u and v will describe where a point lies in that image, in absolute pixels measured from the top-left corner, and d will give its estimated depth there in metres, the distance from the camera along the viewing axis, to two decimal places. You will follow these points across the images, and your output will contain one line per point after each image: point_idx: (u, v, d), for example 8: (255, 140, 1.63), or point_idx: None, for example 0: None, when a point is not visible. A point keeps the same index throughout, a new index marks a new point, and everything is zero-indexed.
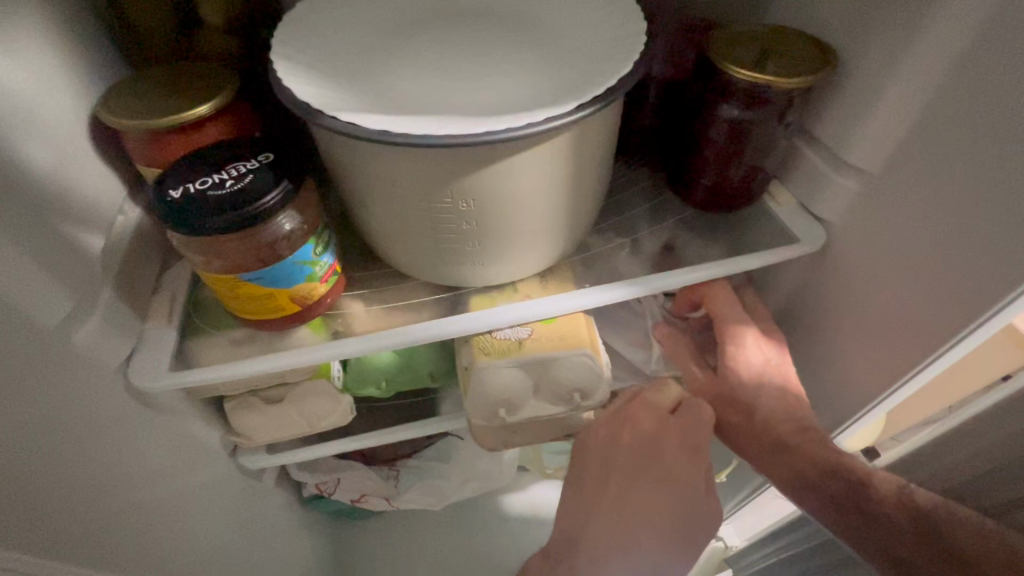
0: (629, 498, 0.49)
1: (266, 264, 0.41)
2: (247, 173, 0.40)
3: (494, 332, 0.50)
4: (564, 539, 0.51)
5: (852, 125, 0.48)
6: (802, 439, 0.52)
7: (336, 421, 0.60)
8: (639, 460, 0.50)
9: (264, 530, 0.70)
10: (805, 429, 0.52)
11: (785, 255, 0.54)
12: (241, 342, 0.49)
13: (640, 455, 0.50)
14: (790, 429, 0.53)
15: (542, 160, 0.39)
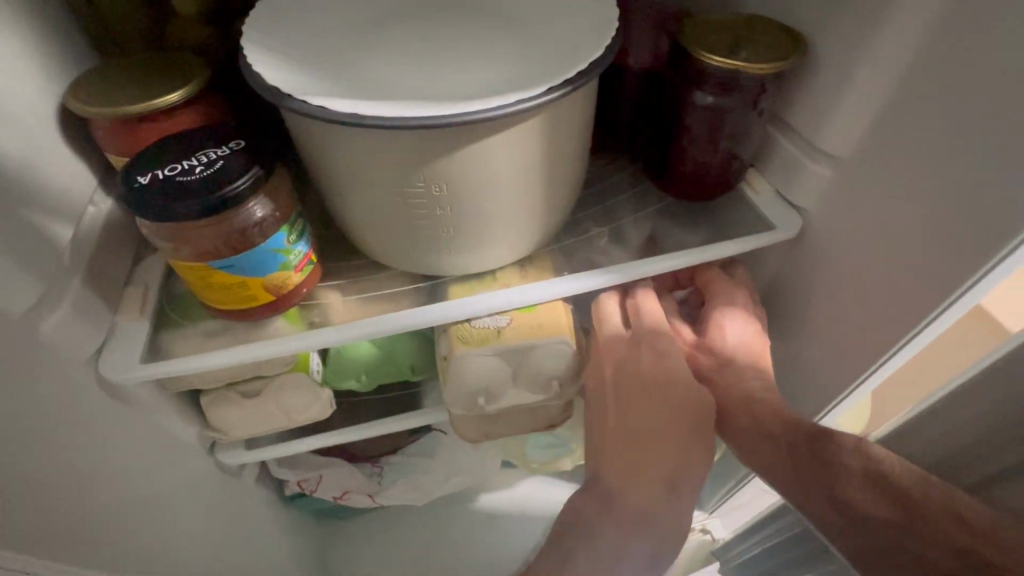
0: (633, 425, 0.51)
1: (237, 251, 0.40)
2: (217, 159, 0.40)
3: (472, 321, 0.49)
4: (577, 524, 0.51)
5: (823, 112, 0.49)
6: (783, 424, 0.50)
7: (316, 415, 0.60)
8: (631, 390, 0.52)
9: (245, 529, 0.69)
10: (785, 416, 0.51)
11: (762, 242, 0.54)
12: (216, 333, 0.49)
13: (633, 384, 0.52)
14: (770, 414, 0.51)
15: (517, 143, 0.39)
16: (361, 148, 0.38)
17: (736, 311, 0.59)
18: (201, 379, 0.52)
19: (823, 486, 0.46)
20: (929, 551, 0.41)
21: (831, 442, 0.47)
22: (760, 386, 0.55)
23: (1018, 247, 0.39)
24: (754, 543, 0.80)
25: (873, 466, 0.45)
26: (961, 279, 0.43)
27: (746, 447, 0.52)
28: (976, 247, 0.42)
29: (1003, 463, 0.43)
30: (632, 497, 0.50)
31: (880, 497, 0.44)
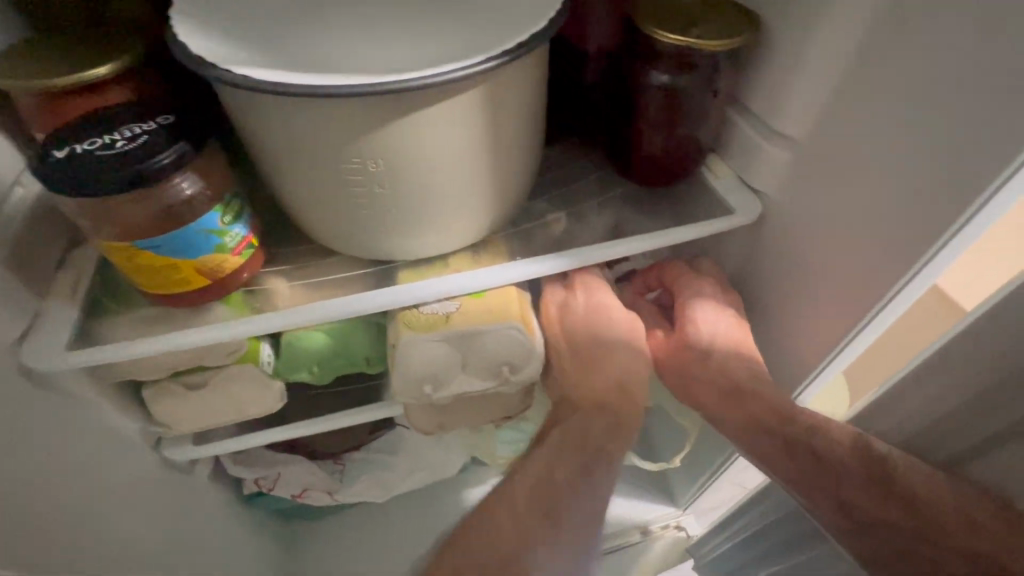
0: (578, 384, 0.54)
1: (163, 230, 0.38)
2: (140, 134, 0.38)
3: (420, 306, 0.47)
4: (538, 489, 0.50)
5: (779, 91, 0.48)
6: (790, 425, 0.52)
7: (265, 408, 0.57)
8: (579, 356, 0.55)
9: (197, 529, 0.67)
10: (788, 416, 0.52)
11: (721, 227, 0.53)
12: (151, 319, 0.46)
13: (580, 350, 0.55)
14: (775, 418, 0.53)
15: (456, 116, 0.38)
16: (293, 122, 0.37)
17: (705, 303, 0.57)
18: (140, 370, 0.50)
19: (828, 487, 0.49)
20: (930, 550, 0.46)
21: (832, 442, 0.50)
22: (747, 374, 0.56)
23: (970, 218, 0.39)
24: (726, 538, 0.79)
25: (874, 464, 0.47)
26: (916, 254, 0.43)
27: (745, 441, 0.54)
28: (932, 222, 0.41)
29: (977, 435, 0.44)
30: (578, 452, 0.51)
31: (885, 497, 0.47)
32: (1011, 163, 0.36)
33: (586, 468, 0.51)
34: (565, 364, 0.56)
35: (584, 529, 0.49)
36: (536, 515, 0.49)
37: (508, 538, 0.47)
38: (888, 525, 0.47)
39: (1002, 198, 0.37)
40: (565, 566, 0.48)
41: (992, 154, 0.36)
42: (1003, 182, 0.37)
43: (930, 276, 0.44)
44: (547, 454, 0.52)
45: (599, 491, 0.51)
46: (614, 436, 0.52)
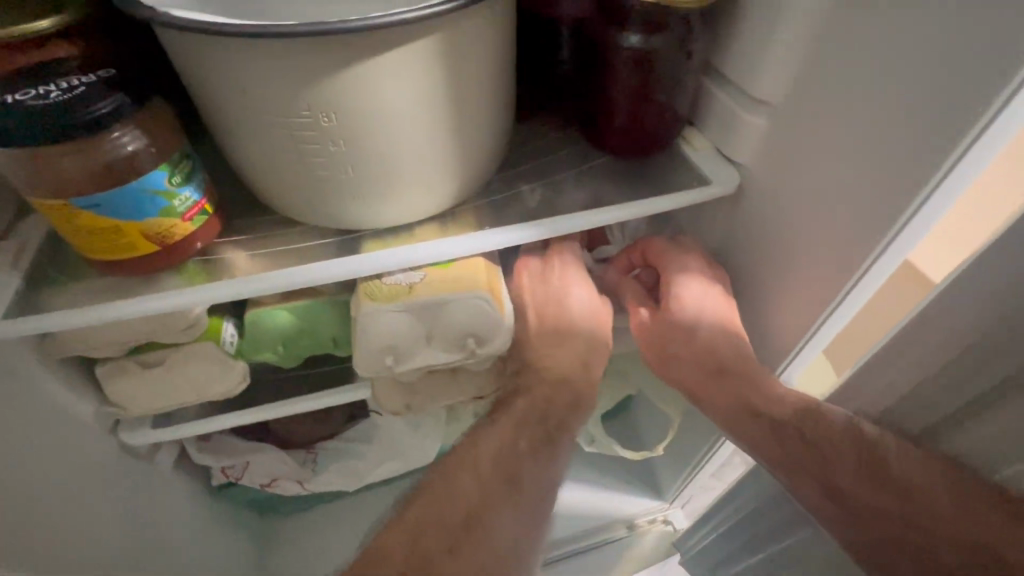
0: (541, 361, 0.54)
1: (103, 188, 0.36)
2: (79, 86, 0.36)
3: (384, 276, 0.46)
4: (501, 456, 0.49)
5: (753, 54, 0.46)
6: (778, 407, 0.51)
7: (227, 390, 0.55)
8: (550, 332, 0.54)
9: (160, 520, 0.64)
10: (777, 398, 0.51)
11: (698, 197, 0.51)
12: (97, 289, 0.44)
13: (551, 327, 0.54)
14: (763, 400, 0.52)
15: (412, 67, 0.36)
16: (237, 71, 0.35)
17: (690, 279, 0.55)
18: (91, 346, 0.47)
19: (816, 472, 0.48)
20: (931, 543, 0.43)
21: (822, 424, 0.48)
22: (735, 356, 0.54)
23: (950, 170, 0.37)
24: (711, 530, 0.77)
25: (866, 450, 0.46)
26: (895, 216, 0.41)
27: (733, 424, 0.53)
28: (909, 180, 0.40)
29: (948, 408, 0.42)
30: (540, 423, 0.51)
31: (879, 484, 0.45)
32: (988, 109, 0.34)
33: (546, 440, 0.51)
34: (535, 338, 0.54)
35: (545, 497, 0.49)
36: (498, 478, 0.48)
37: (471, 501, 0.47)
38: (881, 513, 0.46)
39: (982, 146, 0.36)
40: (524, 532, 0.47)
41: (966, 104, 0.35)
42: (981, 129, 0.35)
43: (913, 236, 0.42)
44: (510, 421, 0.51)
45: (558, 460, 0.51)
46: (577, 411, 0.53)
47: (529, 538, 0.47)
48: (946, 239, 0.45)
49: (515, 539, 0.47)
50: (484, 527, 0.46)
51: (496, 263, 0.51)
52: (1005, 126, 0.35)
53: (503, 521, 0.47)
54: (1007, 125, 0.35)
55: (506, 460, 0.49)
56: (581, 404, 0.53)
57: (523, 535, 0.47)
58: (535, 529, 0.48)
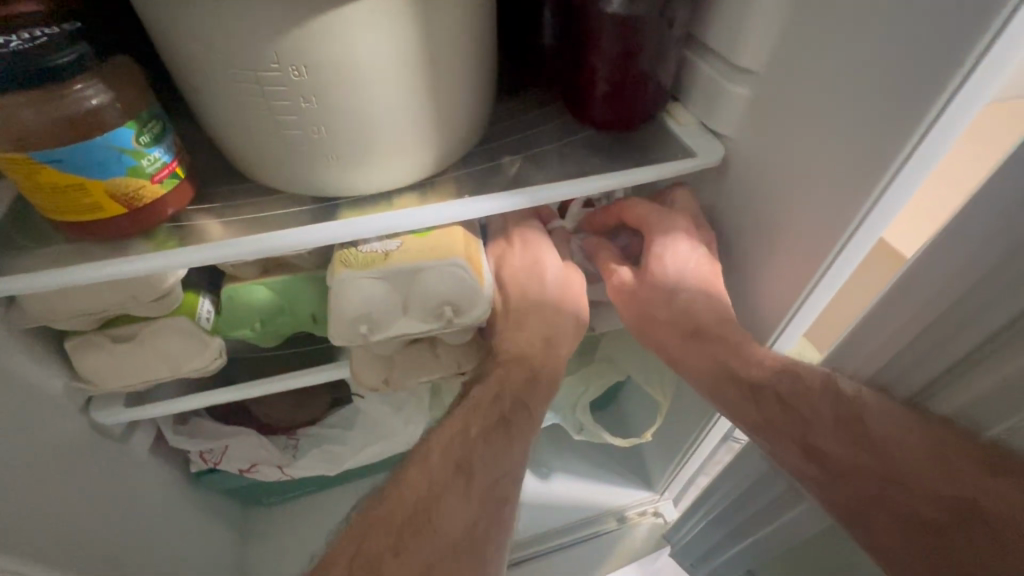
0: (504, 345, 0.53)
1: (66, 142, 0.35)
2: (42, 37, 0.34)
3: (359, 245, 0.47)
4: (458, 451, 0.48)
5: (734, 22, 0.46)
6: (757, 369, 0.49)
7: (202, 368, 0.54)
8: (514, 315, 0.53)
9: (133, 505, 0.63)
10: (756, 359, 0.49)
11: (682, 168, 0.51)
12: (63, 253, 0.43)
13: (515, 311, 0.53)
14: (741, 362, 0.49)
15: (381, 21, 0.35)
16: (201, 22, 0.34)
17: (678, 238, 0.53)
18: (56, 316, 0.46)
19: (795, 433, 0.46)
20: (917, 504, 0.41)
21: (801, 384, 0.47)
22: (714, 319, 0.52)
23: (926, 134, 0.37)
24: (699, 519, 0.75)
25: (845, 406, 0.44)
26: (873, 182, 0.41)
27: (711, 387, 0.51)
28: (887, 144, 0.39)
29: (931, 373, 0.41)
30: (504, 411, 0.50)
31: (858, 443, 0.43)
32: (962, 67, 0.33)
33: (500, 425, 0.50)
34: (511, 307, 0.53)
35: (499, 482, 0.48)
36: (448, 468, 0.47)
37: (419, 493, 0.47)
38: (862, 473, 0.43)
39: (958, 106, 0.35)
40: (476, 519, 0.46)
41: (941, 60, 0.34)
42: (956, 88, 0.34)
43: (893, 203, 0.42)
44: (464, 411, 0.51)
45: (518, 444, 0.50)
46: (533, 392, 0.51)
47: (481, 525, 0.46)
48: (915, 214, 0.46)
49: (465, 526, 0.46)
50: (433, 520, 0.45)
51: (474, 234, 0.51)
52: (980, 84, 0.34)
53: (452, 509, 0.46)
54: (982, 82, 0.34)
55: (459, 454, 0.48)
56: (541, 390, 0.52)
57: (475, 524, 0.46)
58: (491, 515, 0.47)
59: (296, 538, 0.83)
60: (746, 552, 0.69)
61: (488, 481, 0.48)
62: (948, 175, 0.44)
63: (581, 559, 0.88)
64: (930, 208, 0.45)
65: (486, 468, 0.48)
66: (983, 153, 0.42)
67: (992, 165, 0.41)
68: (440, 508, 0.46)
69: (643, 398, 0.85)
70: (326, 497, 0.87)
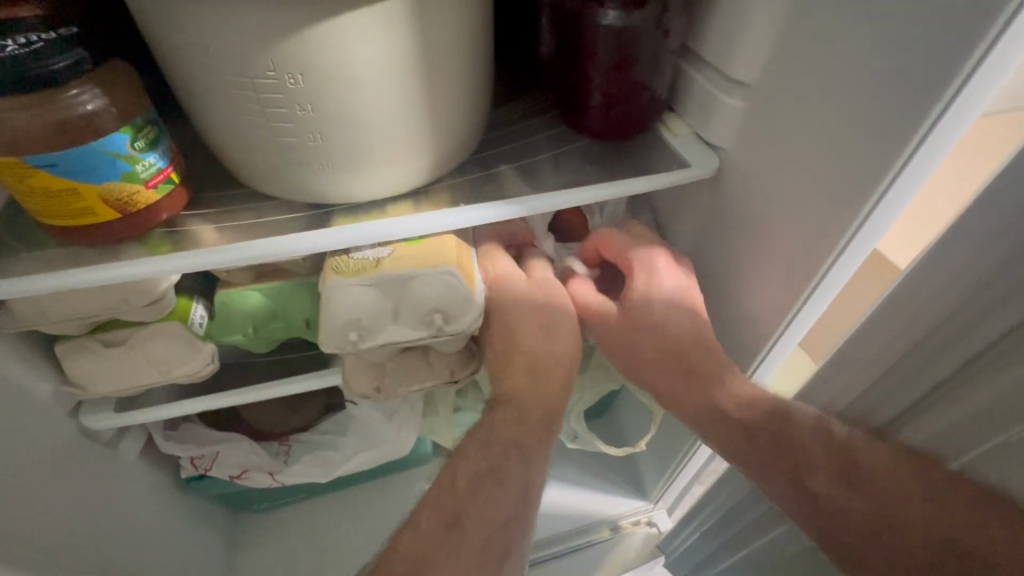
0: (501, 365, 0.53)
1: (59, 146, 0.35)
2: (37, 41, 0.33)
3: (351, 253, 0.48)
4: (448, 501, 0.48)
5: (728, 37, 0.46)
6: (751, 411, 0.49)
7: (193, 373, 0.53)
8: (507, 335, 0.53)
9: (122, 512, 0.62)
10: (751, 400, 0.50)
11: (676, 178, 0.51)
12: (55, 257, 0.43)
13: (508, 335, 0.53)
14: (737, 403, 0.50)
15: (377, 28, 0.36)
16: (196, 26, 0.34)
17: (668, 276, 0.55)
18: (48, 319, 0.46)
19: (793, 478, 0.47)
20: (915, 549, 0.41)
21: (794, 426, 0.47)
22: (706, 357, 0.52)
23: (916, 149, 0.37)
24: (694, 528, 0.75)
25: (837, 445, 0.45)
26: (864, 198, 0.41)
27: (704, 427, 0.52)
28: (880, 156, 0.39)
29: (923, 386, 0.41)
30: (495, 458, 0.50)
31: (852, 486, 0.44)
32: (953, 82, 0.34)
33: (489, 475, 0.49)
34: (499, 319, 0.53)
35: (493, 535, 0.48)
36: (438, 521, 0.47)
37: (409, 563, 0.45)
38: (860, 514, 0.44)
39: (949, 121, 0.35)
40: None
41: (934, 75, 0.34)
42: (947, 103, 0.34)
43: (881, 222, 0.42)
44: (457, 461, 0.50)
45: (510, 491, 0.49)
46: (524, 431, 0.51)
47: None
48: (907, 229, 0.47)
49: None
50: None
51: (466, 241, 0.51)
52: (968, 101, 0.34)
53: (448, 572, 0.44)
54: (971, 98, 0.34)
55: (450, 504, 0.48)
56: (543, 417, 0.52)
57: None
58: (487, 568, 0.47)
59: (287, 545, 0.82)
60: (739, 564, 0.69)
61: (484, 523, 0.47)
62: (942, 191, 0.44)
63: (574, 568, 0.87)
64: (921, 222, 0.46)
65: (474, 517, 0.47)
66: (977, 168, 0.43)
67: (984, 177, 0.42)
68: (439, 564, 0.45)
69: (637, 407, 0.85)
70: (318, 504, 0.86)
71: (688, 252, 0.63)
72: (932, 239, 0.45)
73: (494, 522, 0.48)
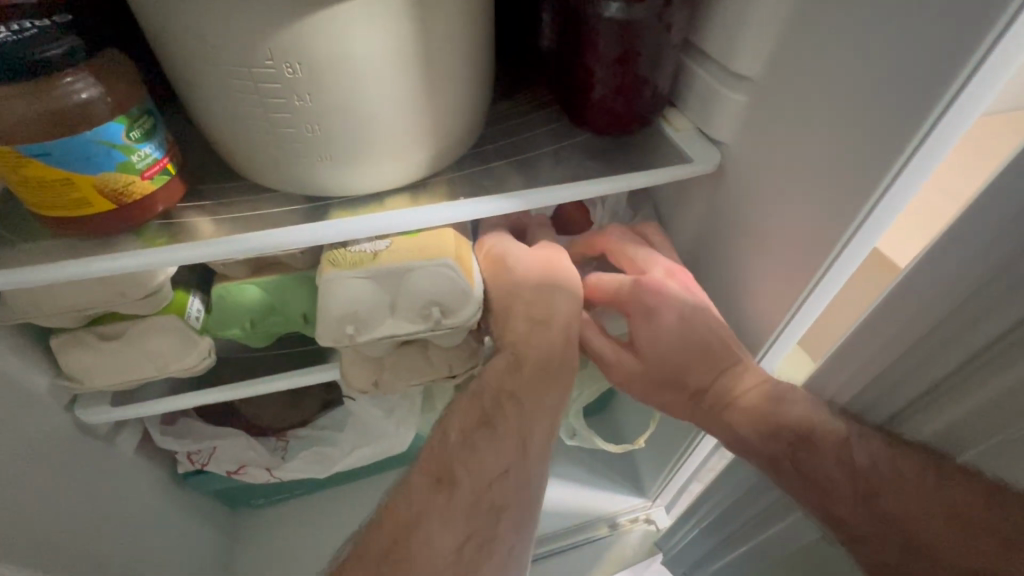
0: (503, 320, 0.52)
1: (53, 135, 0.35)
2: (32, 29, 0.33)
3: (349, 246, 0.47)
4: (438, 455, 0.49)
5: (732, 29, 0.46)
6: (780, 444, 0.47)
7: (191, 367, 0.53)
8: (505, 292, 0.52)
9: (119, 507, 0.62)
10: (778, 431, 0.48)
11: (678, 173, 0.51)
12: (51, 248, 0.42)
13: (504, 291, 0.52)
14: (762, 435, 0.48)
15: (376, 18, 0.35)
16: (193, 15, 0.33)
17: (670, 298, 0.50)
18: (44, 311, 0.45)
19: (828, 507, 0.46)
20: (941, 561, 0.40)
21: (818, 456, 0.45)
22: (727, 385, 0.50)
23: (919, 147, 0.37)
24: (692, 526, 0.75)
25: (860, 470, 0.43)
26: (863, 198, 0.41)
27: (735, 446, 0.51)
28: (884, 152, 0.39)
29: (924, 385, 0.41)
30: (491, 412, 0.50)
31: (874, 506, 0.43)
32: (956, 80, 0.33)
33: (483, 425, 0.49)
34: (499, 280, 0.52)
35: (488, 489, 0.48)
36: (428, 480, 0.48)
37: (400, 514, 0.47)
38: (889, 538, 0.43)
39: (951, 120, 0.35)
40: (461, 534, 0.47)
41: (937, 71, 0.34)
42: (951, 100, 0.34)
43: (880, 223, 0.42)
44: (455, 414, 0.51)
45: (503, 442, 0.49)
46: (520, 379, 0.50)
47: (472, 541, 0.47)
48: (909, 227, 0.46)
49: (453, 550, 0.46)
50: (412, 546, 0.45)
51: (466, 235, 0.51)
52: (971, 100, 0.34)
53: (435, 529, 0.46)
54: (975, 96, 0.34)
55: (439, 458, 0.49)
56: (548, 371, 0.50)
57: (463, 545, 0.46)
58: (482, 528, 0.48)
59: (285, 541, 0.82)
60: (738, 563, 0.69)
61: (477, 471, 0.48)
62: (943, 191, 0.44)
63: (572, 565, 0.87)
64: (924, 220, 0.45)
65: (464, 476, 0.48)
66: (976, 169, 0.42)
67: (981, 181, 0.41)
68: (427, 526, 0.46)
69: (636, 405, 0.85)
70: (316, 500, 0.86)
71: (690, 247, 0.63)
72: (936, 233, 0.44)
73: (489, 469, 0.48)
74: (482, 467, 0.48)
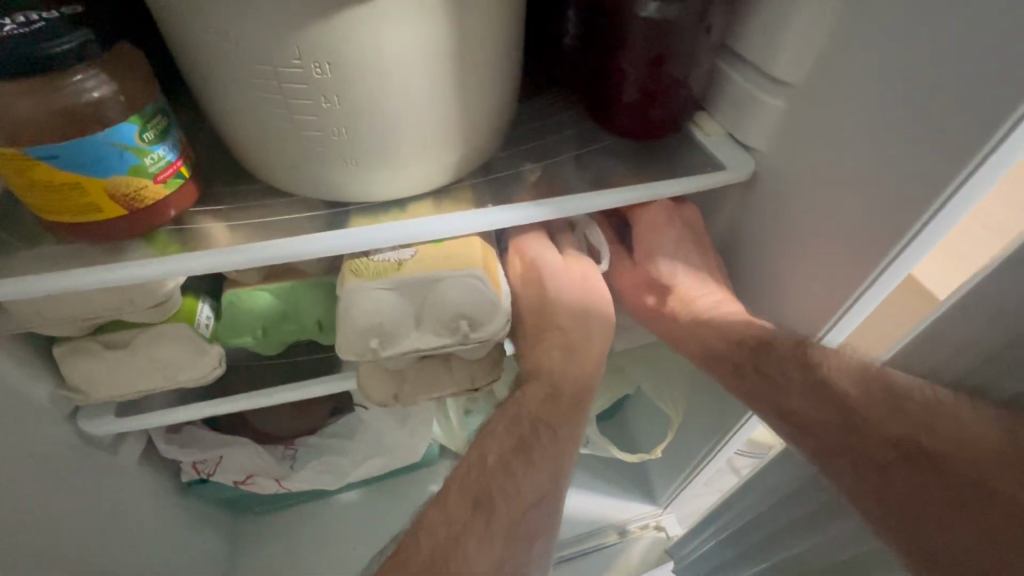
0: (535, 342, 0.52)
1: (63, 137, 0.33)
2: (39, 21, 0.30)
3: (371, 254, 0.45)
4: (478, 484, 0.47)
5: (773, 33, 0.44)
6: (744, 349, 0.47)
7: (200, 377, 0.50)
8: (541, 312, 0.52)
9: (121, 520, 0.59)
10: (743, 339, 0.48)
11: (712, 181, 0.49)
12: (57, 255, 0.40)
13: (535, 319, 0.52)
14: (726, 343, 0.48)
15: (411, 15, 0.33)
16: (213, 11, 0.31)
17: (665, 254, 0.53)
18: (47, 320, 0.43)
19: (807, 421, 0.43)
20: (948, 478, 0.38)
21: (774, 354, 0.46)
22: (714, 300, 0.51)
23: (965, 182, 0.36)
24: (708, 537, 0.74)
25: (814, 370, 0.44)
26: (912, 216, 0.39)
27: (720, 373, 0.49)
28: (939, 167, 0.37)
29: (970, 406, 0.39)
30: (531, 431, 0.49)
31: (837, 406, 0.42)
32: None
33: (519, 452, 0.48)
34: (533, 303, 0.52)
35: (525, 516, 0.47)
36: (467, 505, 0.46)
37: (438, 537, 0.44)
38: (865, 445, 0.41)
39: (1018, 138, 0.33)
40: (499, 561, 0.45)
41: (1004, 83, 0.32)
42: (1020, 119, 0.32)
43: (920, 248, 0.41)
44: (485, 437, 0.49)
45: (539, 469, 0.48)
46: (556, 410, 0.50)
47: (505, 567, 0.45)
48: None
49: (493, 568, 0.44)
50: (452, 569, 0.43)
51: (490, 244, 0.49)
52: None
53: (475, 556, 0.44)
54: None
55: (478, 483, 0.47)
56: (568, 411, 0.50)
57: (500, 565, 0.44)
58: (517, 553, 0.46)
59: (289, 549, 0.80)
60: None
61: (517, 498, 0.47)
62: (980, 218, 0.41)
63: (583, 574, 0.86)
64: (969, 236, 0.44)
65: (505, 505, 0.46)
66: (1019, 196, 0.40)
67: None
68: (462, 554, 0.44)
69: (649, 411, 0.83)
70: (322, 507, 0.84)
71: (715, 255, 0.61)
72: (977, 262, 0.42)
73: (526, 495, 0.47)
74: (520, 496, 0.47)
